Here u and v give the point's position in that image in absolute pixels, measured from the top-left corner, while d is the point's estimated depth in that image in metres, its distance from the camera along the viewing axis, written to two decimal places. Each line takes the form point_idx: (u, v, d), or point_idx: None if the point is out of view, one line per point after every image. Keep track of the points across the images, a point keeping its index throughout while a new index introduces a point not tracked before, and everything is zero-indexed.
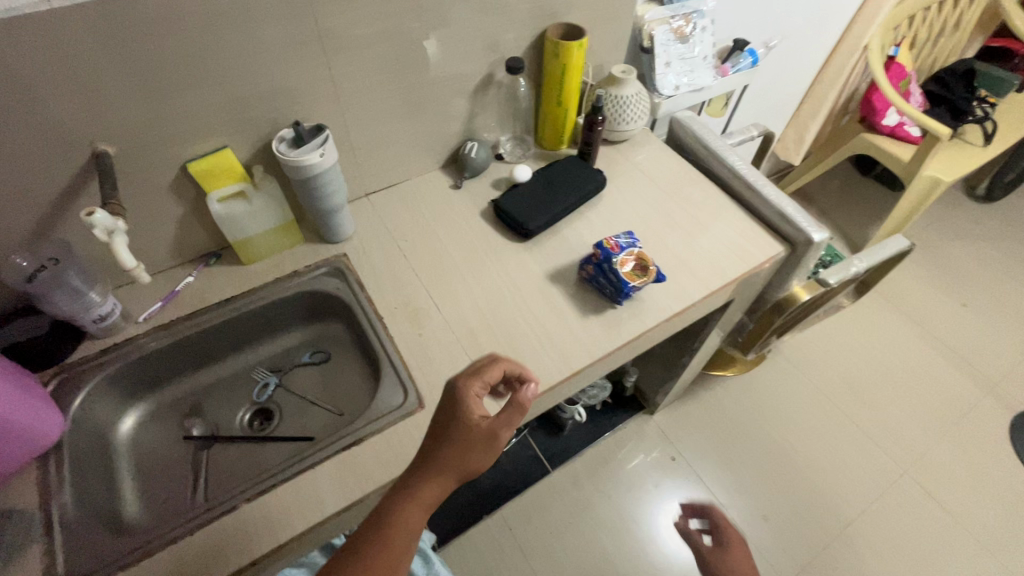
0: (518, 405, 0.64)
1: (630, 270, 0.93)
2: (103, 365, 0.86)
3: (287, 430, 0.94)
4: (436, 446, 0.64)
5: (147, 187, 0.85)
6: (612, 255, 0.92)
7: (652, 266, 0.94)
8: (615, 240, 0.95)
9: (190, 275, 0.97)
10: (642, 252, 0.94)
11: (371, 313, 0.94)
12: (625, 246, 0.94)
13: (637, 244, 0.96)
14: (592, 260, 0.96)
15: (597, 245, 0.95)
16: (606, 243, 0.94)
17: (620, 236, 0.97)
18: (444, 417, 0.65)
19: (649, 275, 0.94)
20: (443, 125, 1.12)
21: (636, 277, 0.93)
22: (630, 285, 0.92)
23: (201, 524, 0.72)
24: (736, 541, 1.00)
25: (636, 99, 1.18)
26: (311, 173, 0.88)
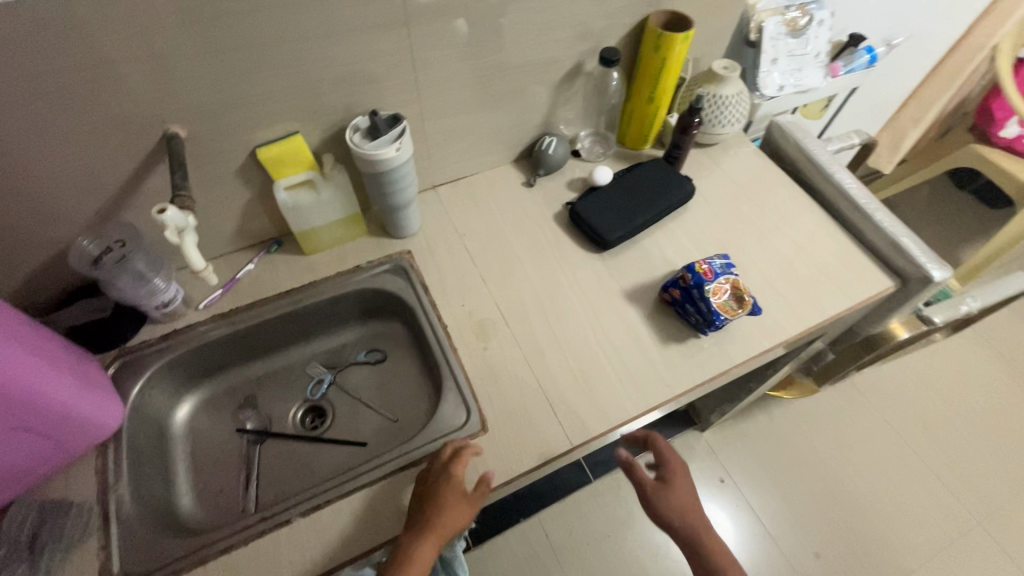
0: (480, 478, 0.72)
1: (723, 299, 0.84)
2: (165, 351, 0.84)
3: (340, 432, 0.90)
4: (431, 515, 0.67)
5: (216, 171, 0.81)
6: (704, 281, 0.83)
7: (749, 297, 0.85)
8: (710, 264, 0.85)
9: (252, 262, 0.93)
10: (738, 282, 0.85)
11: (434, 319, 0.88)
12: (720, 272, 0.85)
13: (735, 274, 0.86)
14: (678, 282, 0.87)
15: (688, 267, 0.85)
16: (698, 267, 0.84)
17: (712, 259, 0.87)
18: (432, 488, 0.70)
19: (745, 307, 0.84)
20: (521, 118, 1.03)
21: (729, 309, 0.84)
22: (721, 317, 0.83)
23: (255, 533, 0.69)
24: (680, 466, 0.83)
25: (735, 100, 1.06)
26: (385, 167, 0.81)
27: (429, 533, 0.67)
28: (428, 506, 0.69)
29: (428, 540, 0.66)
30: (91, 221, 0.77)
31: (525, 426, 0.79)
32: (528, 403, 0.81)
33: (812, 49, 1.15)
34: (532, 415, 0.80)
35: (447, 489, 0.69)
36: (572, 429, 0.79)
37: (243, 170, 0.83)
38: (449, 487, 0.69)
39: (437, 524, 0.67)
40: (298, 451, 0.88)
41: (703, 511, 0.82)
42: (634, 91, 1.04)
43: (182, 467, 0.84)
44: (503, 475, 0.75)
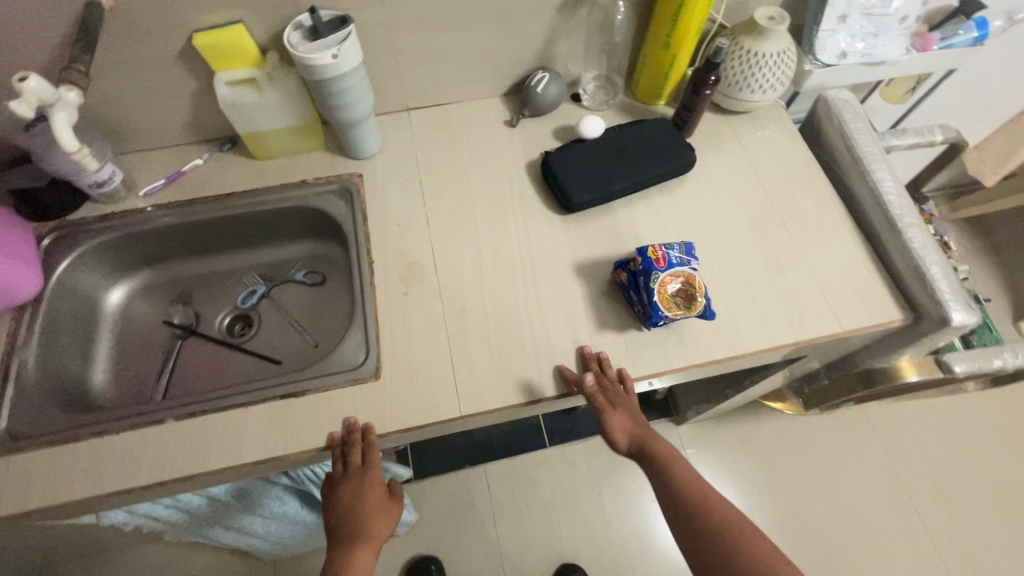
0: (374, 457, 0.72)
1: (670, 294, 0.72)
2: (101, 232, 0.85)
3: (259, 344, 0.90)
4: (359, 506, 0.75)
5: (154, 53, 0.76)
6: (653, 269, 0.71)
7: (702, 298, 0.72)
8: (666, 251, 0.73)
9: (201, 157, 0.90)
10: (691, 279, 0.72)
11: (362, 252, 0.83)
12: (674, 262, 0.72)
13: (694, 269, 0.74)
14: (628, 265, 0.75)
15: (640, 249, 0.73)
16: (650, 251, 0.72)
17: (674, 245, 0.75)
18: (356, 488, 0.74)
19: (694, 308, 0.72)
20: (510, 45, 0.90)
21: (674, 306, 0.72)
22: (660, 315, 0.71)
23: (129, 426, 0.70)
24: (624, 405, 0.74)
25: (773, 60, 0.87)
26: (323, 76, 0.73)
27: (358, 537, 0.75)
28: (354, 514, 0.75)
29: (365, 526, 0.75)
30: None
31: (419, 384, 0.73)
32: (429, 360, 0.75)
33: (897, 10, 0.91)
34: (429, 373, 0.74)
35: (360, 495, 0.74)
36: (468, 398, 0.73)
37: (183, 56, 0.77)
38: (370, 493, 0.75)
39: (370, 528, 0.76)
40: (217, 354, 0.88)
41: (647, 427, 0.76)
42: (651, 32, 0.88)
43: (105, 348, 0.86)
44: (379, 429, 0.71)
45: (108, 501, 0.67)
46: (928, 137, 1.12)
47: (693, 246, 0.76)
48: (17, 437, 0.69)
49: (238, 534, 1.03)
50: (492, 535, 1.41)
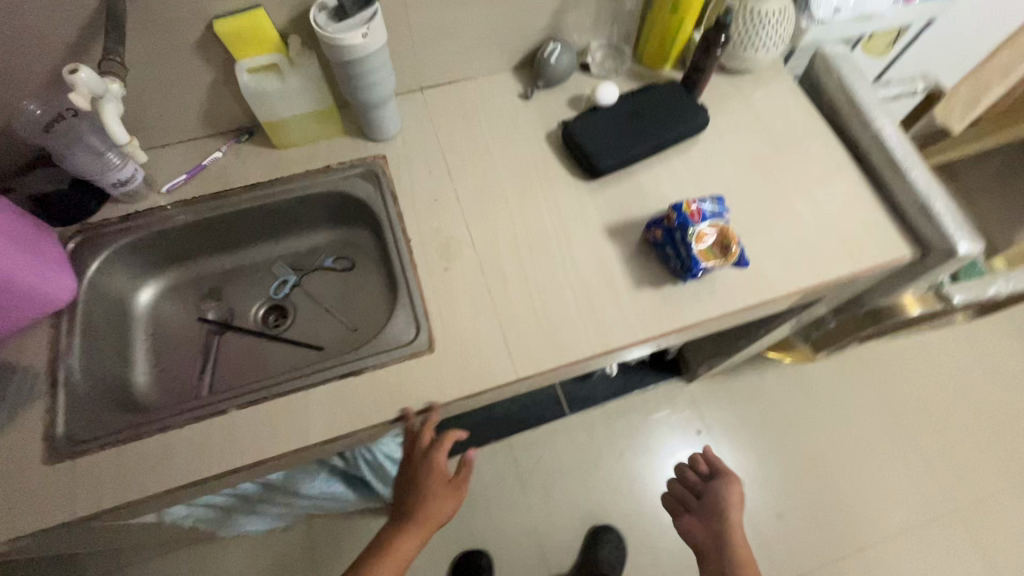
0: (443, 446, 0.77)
1: (706, 246, 0.76)
2: (127, 232, 0.83)
3: (298, 333, 0.90)
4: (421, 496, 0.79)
5: (171, 43, 0.75)
6: (689, 224, 0.75)
7: (736, 247, 0.76)
8: (699, 205, 0.76)
9: (219, 149, 0.89)
10: (726, 231, 0.76)
11: (397, 232, 0.84)
12: (709, 215, 0.76)
13: (725, 221, 0.78)
14: (661, 222, 0.79)
15: (674, 206, 0.77)
16: (685, 207, 0.76)
17: (705, 200, 0.79)
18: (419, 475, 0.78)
19: (728, 258, 0.76)
20: (521, 17, 0.91)
21: (711, 257, 0.76)
22: (700, 267, 0.75)
23: (190, 419, 0.70)
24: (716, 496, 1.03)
25: (776, 18, 0.91)
26: (350, 57, 0.73)
27: (415, 525, 0.78)
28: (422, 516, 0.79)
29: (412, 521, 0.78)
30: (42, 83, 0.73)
31: (473, 353, 0.76)
32: (480, 330, 0.77)
33: None
34: (482, 342, 0.77)
35: (433, 487, 0.79)
36: (521, 362, 0.76)
37: (201, 44, 0.76)
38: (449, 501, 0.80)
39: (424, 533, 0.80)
40: (257, 346, 0.88)
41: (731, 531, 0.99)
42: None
43: (141, 349, 0.85)
44: (441, 398, 0.73)
45: (180, 493, 0.68)
46: (912, 87, 1.18)
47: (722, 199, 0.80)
48: (77, 440, 0.69)
49: (281, 514, 1.07)
50: (522, 503, 1.46)
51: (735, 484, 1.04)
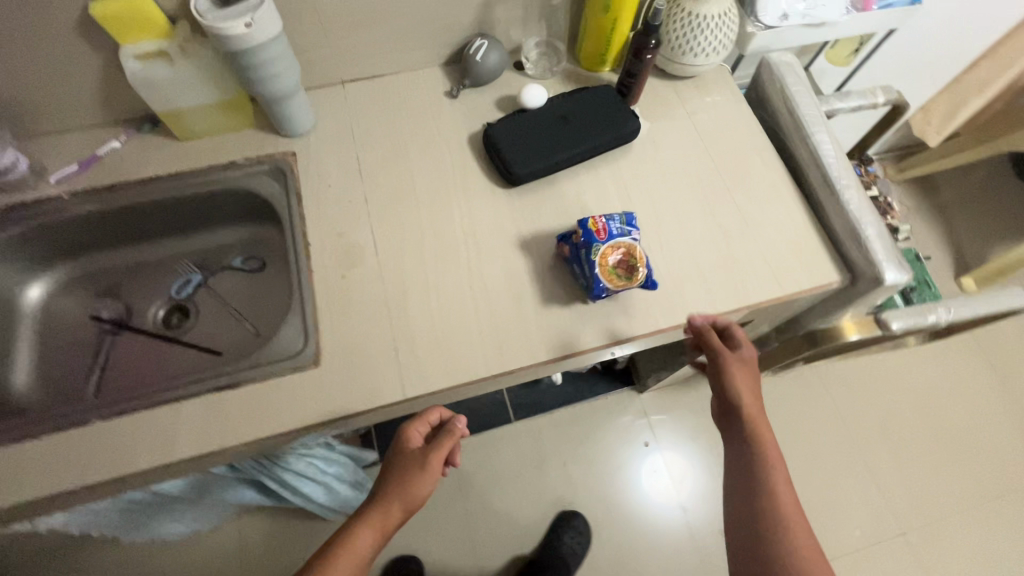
0: (447, 432, 0.75)
1: (611, 267, 0.72)
2: (9, 224, 0.78)
3: (198, 336, 0.86)
4: (397, 480, 0.73)
5: (48, 26, 0.70)
6: (594, 241, 0.71)
7: (642, 269, 0.72)
8: (606, 221, 0.73)
9: (118, 139, 0.84)
10: (632, 250, 0.73)
11: (298, 235, 0.80)
12: (615, 234, 0.72)
13: (634, 239, 0.74)
14: (570, 237, 0.75)
15: (581, 221, 0.73)
16: (590, 223, 0.72)
17: (615, 216, 0.75)
18: (404, 460, 0.75)
19: (634, 280, 0.72)
20: (444, 11, 0.86)
21: (616, 279, 0.72)
22: (603, 288, 0.71)
23: (51, 429, 0.66)
24: (738, 380, 0.74)
25: (715, 23, 0.85)
26: (238, 47, 0.68)
27: (380, 511, 0.71)
28: (390, 487, 0.73)
29: (383, 506, 0.71)
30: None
31: (362, 369, 0.72)
32: (373, 344, 0.73)
33: None
34: (373, 356, 0.73)
35: (411, 466, 0.74)
36: (411, 380, 0.71)
37: (82, 26, 0.71)
38: (416, 479, 0.73)
39: (389, 515, 0.71)
40: (153, 346, 0.84)
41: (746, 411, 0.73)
42: None
43: (26, 346, 0.81)
44: (322, 415, 0.69)
45: (35, 508, 0.64)
46: (870, 99, 1.13)
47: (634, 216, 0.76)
48: None
49: (203, 513, 1.07)
50: (461, 510, 1.43)
51: (735, 370, 0.74)
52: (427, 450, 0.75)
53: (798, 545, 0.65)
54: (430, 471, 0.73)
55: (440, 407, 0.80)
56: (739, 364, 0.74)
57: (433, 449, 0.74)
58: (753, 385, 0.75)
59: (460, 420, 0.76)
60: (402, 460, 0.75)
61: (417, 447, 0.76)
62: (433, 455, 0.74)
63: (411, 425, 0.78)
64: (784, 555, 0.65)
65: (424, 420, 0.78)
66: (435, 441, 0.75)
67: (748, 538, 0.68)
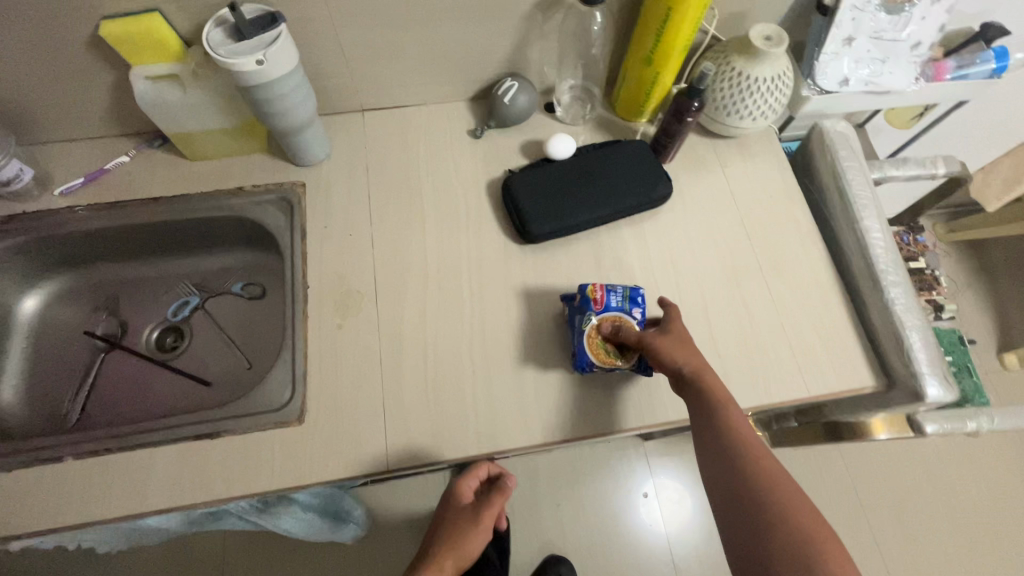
0: (500, 489, 0.71)
1: (602, 341, 0.69)
2: (6, 234, 0.76)
3: (189, 362, 0.83)
4: (448, 539, 0.72)
5: (58, 42, 0.67)
6: (588, 310, 0.70)
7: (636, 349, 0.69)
8: (606, 292, 0.71)
9: (127, 153, 0.81)
10: (626, 325, 0.69)
11: (298, 275, 0.76)
12: (613, 307, 0.70)
13: (634, 316, 0.71)
14: (571, 301, 0.74)
15: (581, 286, 0.72)
16: (589, 289, 0.71)
17: (620, 288, 0.72)
18: (454, 521, 0.74)
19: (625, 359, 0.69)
20: (474, 48, 0.81)
21: (605, 354, 0.69)
22: (587, 359, 0.68)
23: (24, 463, 0.64)
24: (670, 343, 0.67)
25: (767, 86, 0.78)
26: (246, 82, 0.64)
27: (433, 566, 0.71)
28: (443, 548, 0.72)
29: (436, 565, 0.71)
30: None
31: (345, 432, 0.68)
32: (360, 404, 0.69)
33: (910, 36, 0.81)
34: (358, 418, 0.69)
35: (462, 523, 0.73)
36: (396, 450, 0.67)
37: (94, 42, 0.68)
38: (466, 535, 0.72)
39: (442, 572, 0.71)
40: (142, 370, 0.81)
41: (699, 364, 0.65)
42: (632, 42, 0.78)
43: (17, 358, 0.79)
44: (297, 480, 0.65)
45: None
46: (929, 168, 1.05)
47: (641, 294, 0.73)
48: None
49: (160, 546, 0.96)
50: None
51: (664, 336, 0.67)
52: (480, 501, 0.73)
53: (805, 510, 0.55)
54: (481, 528, 0.72)
55: (491, 465, 0.73)
56: (661, 336, 0.67)
57: (490, 500, 0.72)
58: (689, 347, 0.67)
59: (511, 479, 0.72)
60: (453, 521, 0.74)
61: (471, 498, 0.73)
62: (488, 513, 0.72)
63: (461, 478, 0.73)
64: (792, 529, 0.55)
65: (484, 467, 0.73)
66: (498, 489, 0.71)
67: (744, 519, 0.57)
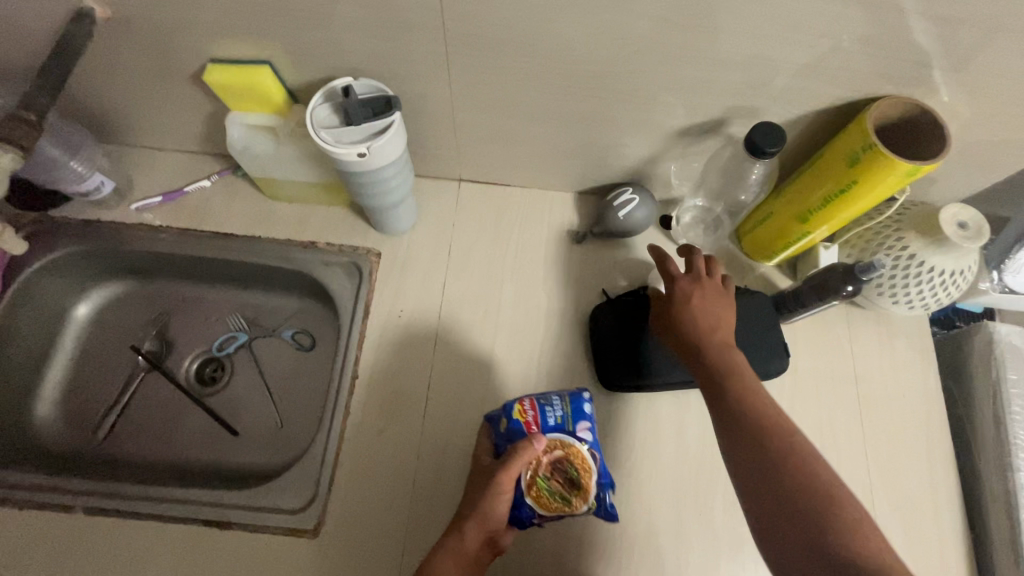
0: (520, 456, 0.55)
1: (540, 483, 0.56)
2: (78, 240, 0.74)
3: (222, 404, 0.78)
4: (461, 514, 0.57)
5: (165, 72, 0.62)
6: (520, 436, 0.57)
7: (586, 486, 0.56)
8: (539, 411, 0.58)
9: (209, 177, 0.76)
10: (569, 450, 0.56)
11: (351, 358, 0.70)
12: (550, 426, 0.58)
13: (582, 439, 0.57)
14: (497, 422, 0.61)
15: (507, 406, 0.59)
16: (517, 409, 0.59)
17: (559, 400, 0.59)
18: (473, 483, 0.59)
19: (574, 504, 0.56)
20: (599, 150, 0.71)
21: (553, 501, 0.56)
22: (529, 510, 0.57)
23: (39, 504, 0.63)
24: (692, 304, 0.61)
25: (940, 279, 0.64)
26: (344, 167, 0.56)
27: (455, 537, 0.55)
28: (448, 539, 0.56)
29: (450, 549, 0.55)
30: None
31: (360, 560, 0.62)
32: (381, 532, 0.63)
33: None
34: (377, 546, 0.63)
35: (475, 498, 0.56)
36: None
37: (197, 78, 0.63)
38: (487, 498, 0.55)
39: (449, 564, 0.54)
40: (176, 401, 0.77)
41: (722, 326, 0.60)
42: (786, 190, 0.65)
43: (63, 359, 0.78)
44: None
45: None
46: None
47: (587, 403, 0.59)
48: None
49: None
50: None
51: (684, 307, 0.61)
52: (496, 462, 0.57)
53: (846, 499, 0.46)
54: (503, 487, 0.55)
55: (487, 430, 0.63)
56: (682, 303, 0.62)
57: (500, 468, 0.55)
58: (720, 305, 0.62)
59: (532, 441, 0.55)
60: (473, 484, 0.59)
61: (487, 460, 0.60)
62: (493, 486, 0.55)
63: (477, 454, 0.62)
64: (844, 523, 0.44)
65: (484, 439, 0.62)
66: (519, 450, 0.55)
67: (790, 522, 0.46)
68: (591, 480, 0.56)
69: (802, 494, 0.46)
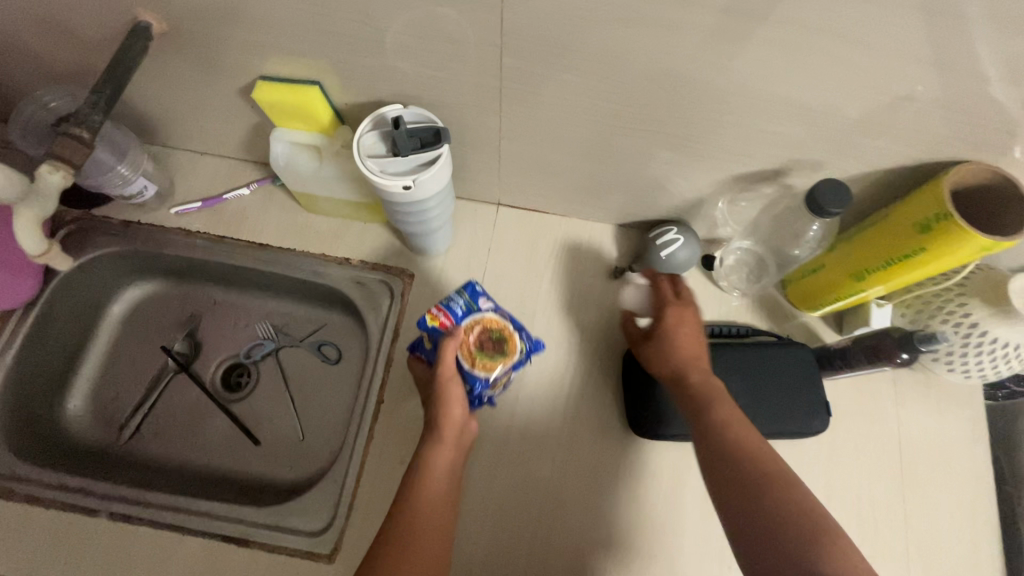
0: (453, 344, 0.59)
1: (477, 356, 0.60)
2: (118, 240, 0.74)
3: (245, 412, 0.78)
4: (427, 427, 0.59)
5: (216, 84, 0.62)
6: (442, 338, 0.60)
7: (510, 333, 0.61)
8: (445, 308, 0.61)
9: (248, 185, 0.76)
10: (484, 320, 0.61)
11: (376, 381, 0.69)
12: (462, 314, 0.61)
13: (489, 309, 0.63)
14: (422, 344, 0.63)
15: (419, 323, 0.62)
16: (429, 317, 0.61)
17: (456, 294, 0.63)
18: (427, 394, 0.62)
19: (511, 350, 0.61)
20: (646, 187, 0.68)
21: (496, 362, 0.61)
22: (482, 380, 0.60)
23: (65, 505, 0.64)
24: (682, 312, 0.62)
25: (1001, 353, 0.61)
26: (387, 196, 0.55)
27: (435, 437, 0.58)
28: (425, 447, 0.58)
29: (437, 447, 0.58)
30: (52, 79, 0.63)
31: None
32: None
33: None
34: None
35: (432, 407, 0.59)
36: None
37: (246, 92, 0.62)
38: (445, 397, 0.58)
39: (435, 496, 0.55)
40: (201, 406, 0.78)
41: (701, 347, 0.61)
42: (838, 247, 0.62)
43: (96, 355, 0.79)
44: None
45: None
46: None
47: (479, 285, 0.64)
48: None
49: None
50: None
51: (683, 316, 0.62)
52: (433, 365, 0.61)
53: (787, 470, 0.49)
54: (451, 381, 0.59)
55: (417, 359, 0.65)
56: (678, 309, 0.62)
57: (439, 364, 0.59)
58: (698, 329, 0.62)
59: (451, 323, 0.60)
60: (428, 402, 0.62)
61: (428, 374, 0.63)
62: (446, 389, 0.58)
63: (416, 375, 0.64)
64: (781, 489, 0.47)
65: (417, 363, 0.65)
66: (449, 337, 0.59)
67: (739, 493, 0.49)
68: (510, 329, 0.62)
69: (745, 468, 0.49)
